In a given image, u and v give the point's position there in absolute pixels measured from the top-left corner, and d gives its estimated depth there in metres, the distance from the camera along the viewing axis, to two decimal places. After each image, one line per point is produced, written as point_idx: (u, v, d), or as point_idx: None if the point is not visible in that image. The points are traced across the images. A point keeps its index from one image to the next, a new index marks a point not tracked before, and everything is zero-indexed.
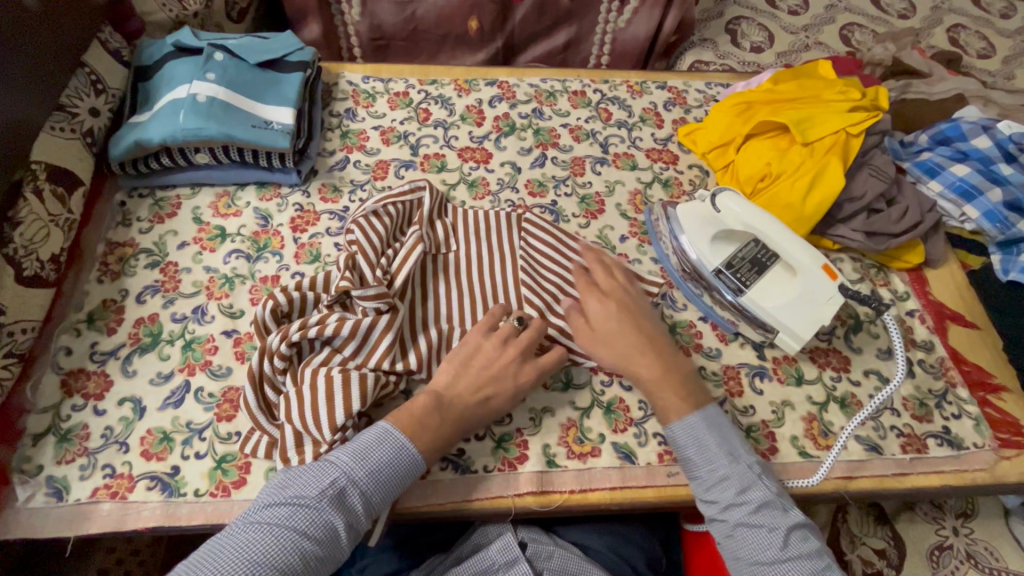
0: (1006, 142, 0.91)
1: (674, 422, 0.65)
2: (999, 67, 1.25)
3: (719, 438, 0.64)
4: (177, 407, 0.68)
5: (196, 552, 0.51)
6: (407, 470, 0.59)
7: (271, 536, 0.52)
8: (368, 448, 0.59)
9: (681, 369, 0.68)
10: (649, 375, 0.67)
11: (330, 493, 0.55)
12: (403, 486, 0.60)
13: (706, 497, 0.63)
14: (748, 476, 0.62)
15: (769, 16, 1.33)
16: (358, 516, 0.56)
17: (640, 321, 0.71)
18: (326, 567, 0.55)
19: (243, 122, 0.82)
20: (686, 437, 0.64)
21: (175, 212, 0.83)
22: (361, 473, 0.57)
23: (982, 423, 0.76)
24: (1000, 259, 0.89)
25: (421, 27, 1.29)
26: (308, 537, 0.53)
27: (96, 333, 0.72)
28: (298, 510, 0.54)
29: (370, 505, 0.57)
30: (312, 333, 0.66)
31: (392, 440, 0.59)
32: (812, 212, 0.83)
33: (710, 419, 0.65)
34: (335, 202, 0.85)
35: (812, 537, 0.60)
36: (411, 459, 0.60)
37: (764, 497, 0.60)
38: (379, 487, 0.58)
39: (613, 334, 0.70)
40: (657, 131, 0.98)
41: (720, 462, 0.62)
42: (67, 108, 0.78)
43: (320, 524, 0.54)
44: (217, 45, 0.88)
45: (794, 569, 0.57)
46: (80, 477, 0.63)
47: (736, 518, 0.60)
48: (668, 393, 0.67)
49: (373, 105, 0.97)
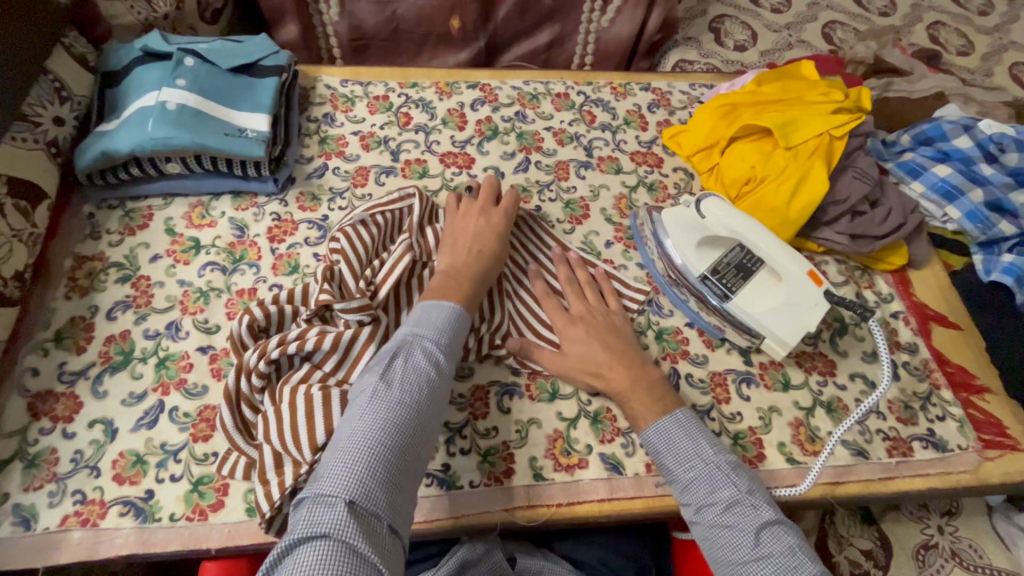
0: (987, 142, 0.91)
1: (645, 431, 0.65)
2: (978, 64, 1.26)
3: (686, 436, 0.63)
4: (151, 428, 0.65)
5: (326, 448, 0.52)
6: (456, 317, 0.63)
7: (376, 394, 0.54)
8: (414, 316, 0.63)
9: (649, 378, 0.68)
10: (617, 386, 0.68)
11: (407, 349, 0.58)
12: (461, 332, 0.63)
13: (682, 501, 0.62)
14: (718, 474, 0.60)
15: (752, 14, 1.32)
16: (439, 356, 0.59)
17: (609, 338, 0.71)
18: (438, 406, 0.57)
19: (215, 130, 0.79)
20: (657, 441, 0.64)
21: (146, 224, 0.80)
22: (421, 330, 0.61)
23: (966, 424, 0.76)
24: (983, 259, 0.89)
25: (402, 27, 1.27)
26: (403, 383, 0.55)
27: (64, 352, 0.69)
28: (388, 370, 0.56)
29: (445, 348, 0.60)
30: (290, 349, 0.64)
31: (431, 304, 0.64)
32: (797, 216, 0.82)
33: (677, 421, 0.64)
34: (314, 210, 0.83)
35: (788, 534, 0.57)
36: (454, 308, 0.64)
37: (733, 495, 0.59)
38: (444, 332, 0.61)
39: (581, 358, 0.70)
40: (641, 133, 0.97)
41: (692, 460, 0.62)
42: (28, 117, 0.75)
43: (414, 373, 0.56)
44: (187, 49, 0.85)
45: (766, 569, 0.54)
46: (49, 504, 0.61)
47: (708, 519, 0.59)
48: (634, 401, 0.67)
49: (352, 110, 0.94)
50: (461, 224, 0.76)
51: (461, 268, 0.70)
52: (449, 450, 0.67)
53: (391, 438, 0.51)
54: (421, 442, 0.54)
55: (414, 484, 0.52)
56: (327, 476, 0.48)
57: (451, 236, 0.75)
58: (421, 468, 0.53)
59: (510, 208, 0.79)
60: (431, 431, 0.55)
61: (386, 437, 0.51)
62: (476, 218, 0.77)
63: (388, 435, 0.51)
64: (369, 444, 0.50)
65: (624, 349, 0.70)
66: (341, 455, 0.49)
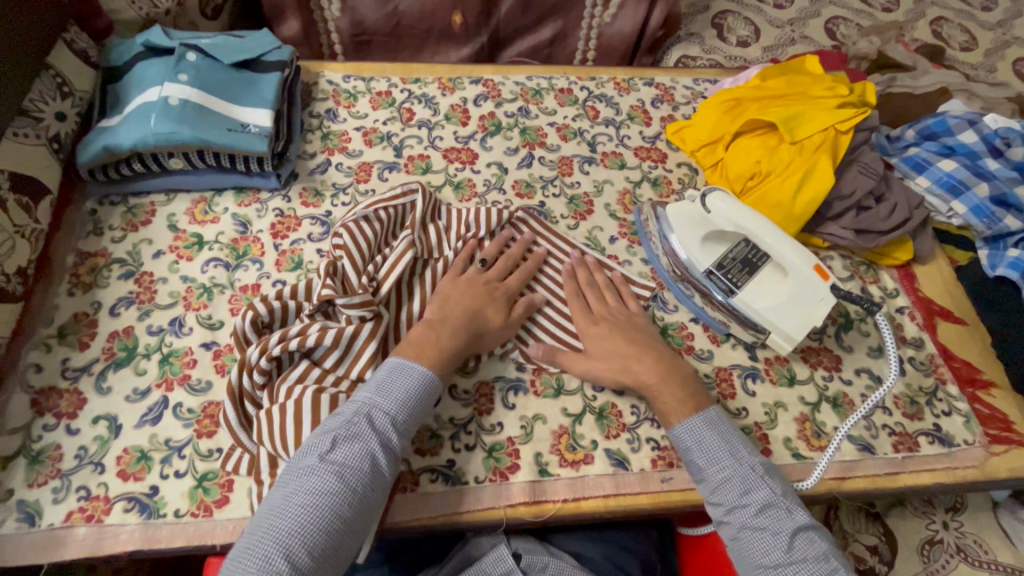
0: (992, 137, 0.91)
1: (676, 427, 0.64)
2: (982, 59, 1.25)
3: (719, 437, 0.63)
4: (155, 424, 0.65)
5: (252, 524, 0.51)
6: (422, 387, 0.61)
7: (311, 476, 0.53)
8: (378, 380, 0.60)
9: (682, 373, 0.68)
10: (648, 378, 0.67)
11: (360, 423, 0.56)
12: (425, 402, 0.61)
13: (711, 501, 0.61)
14: (752, 476, 0.60)
15: (755, 10, 1.32)
16: (391, 435, 0.57)
17: (625, 332, 0.71)
18: (379, 490, 0.55)
19: (217, 126, 0.79)
20: (689, 439, 0.63)
21: (149, 220, 0.80)
22: (379, 401, 0.59)
23: (972, 419, 0.76)
24: (988, 255, 0.88)
25: (405, 23, 1.26)
26: (346, 466, 0.54)
27: (68, 348, 0.69)
28: (332, 448, 0.55)
29: (400, 424, 0.58)
30: (293, 344, 0.64)
31: (401, 367, 0.62)
32: (802, 211, 0.82)
33: (711, 421, 0.64)
34: (317, 206, 0.83)
35: (820, 539, 0.57)
36: (425, 376, 0.62)
37: (767, 498, 0.59)
38: (402, 406, 0.59)
39: (608, 354, 0.70)
40: (645, 128, 0.97)
41: (724, 461, 0.61)
42: (31, 113, 0.75)
43: (359, 454, 0.55)
44: (189, 44, 0.85)
45: (800, 573, 0.54)
46: (53, 500, 0.61)
47: (740, 520, 0.58)
48: (667, 396, 0.66)
49: (354, 105, 0.94)
50: (460, 283, 0.72)
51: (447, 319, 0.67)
52: (453, 446, 0.67)
53: (317, 533, 0.50)
54: (350, 533, 0.52)
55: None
56: (238, 569, 0.47)
57: (442, 290, 0.71)
58: (345, 559, 0.52)
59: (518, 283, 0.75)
60: (365, 519, 0.54)
61: (309, 532, 0.50)
62: (464, 281, 0.72)
63: (313, 529, 0.50)
64: (289, 541, 0.49)
65: (650, 345, 0.70)
66: (257, 547, 0.49)
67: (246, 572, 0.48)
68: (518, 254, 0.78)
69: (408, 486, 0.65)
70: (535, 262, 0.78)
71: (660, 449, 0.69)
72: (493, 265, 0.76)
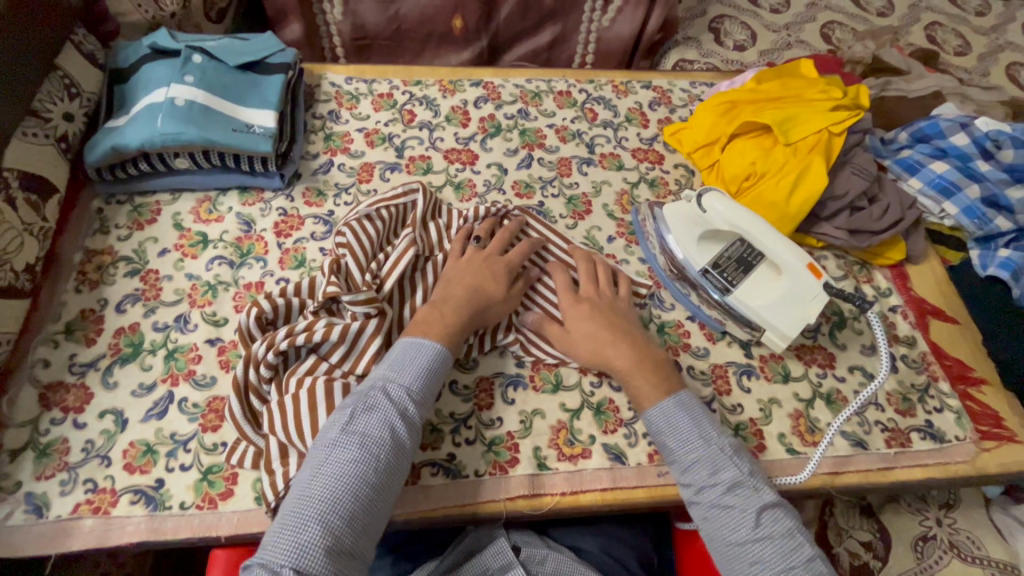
0: (983, 139, 0.92)
1: (647, 410, 0.66)
2: (975, 64, 1.27)
3: (689, 419, 0.64)
4: (161, 419, 0.66)
5: (284, 500, 0.53)
6: (435, 359, 0.63)
7: (336, 448, 0.54)
8: (390, 357, 0.62)
9: (654, 358, 0.69)
10: (621, 364, 0.68)
11: (376, 396, 0.58)
12: (438, 374, 0.63)
13: (681, 481, 0.62)
14: (721, 456, 0.61)
15: (751, 14, 1.33)
16: (409, 405, 0.59)
17: (614, 317, 0.72)
18: (402, 458, 0.57)
19: (223, 126, 0.80)
20: (661, 422, 0.64)
21: (154, 219, 0.81)
22: (392, 375, 0.60)
23: (963, 415, 0.77)
24: (978, 255, 0.91)
25: (405, 26, 1.28)
26: (367, 436, 0.55)
27: (74, 344, 0.70)
28: (352, 421, 0.56)
29: (416, 395, 0.60)
30: (298, 340, 0.65)
31: (411, 343, 0.63)
32: (796, 211, 0.83)
33: (681, 403, 0.65)
34: (320, 205, 0.84)
35: (785, 516, 0.58)
36: (436, 349, 0.63)
37: (735, 477, 0.60)
38: (417, 377, 0.61)
39: (586, 337, 0.70)
40: (643, 130, 0.98)
41: (693, 442, 0.62)
42: (40, 113, 0.76)
43: (379, 424, 0.56)
44: (195, 47, 0.86)
45: (765, 549, 0.56)
46: (61, 493, 0.62)
47: (709, 499, 0.59)
48: (640, 380, 0.67)
49: (357, 107, 0.96)
50: (462, 264, 0.74)
51: (450, 299, 0.69)
52: (454, 439, 0.68)
53: (345, 501, 0.51)
54: (378, 499, 0.54)
55: (367, 541, 0.52)
56: (275, 538, 0.49)
57: (447, 273, 0.73)
58: (377, 524, 0.54)
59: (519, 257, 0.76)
60: (392, 485, 0.55)
61: (339, 498, 0.51)
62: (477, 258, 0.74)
63: (342, 494, 0.52)
64: (320, 509, 0.50)
65: (630, 331, 0.71)
66: (291, 517, 0.50)
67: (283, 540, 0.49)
68: (514, 231, 0.79)
69: (408, 480, 0.66)
70: (535, 242, 0.79)
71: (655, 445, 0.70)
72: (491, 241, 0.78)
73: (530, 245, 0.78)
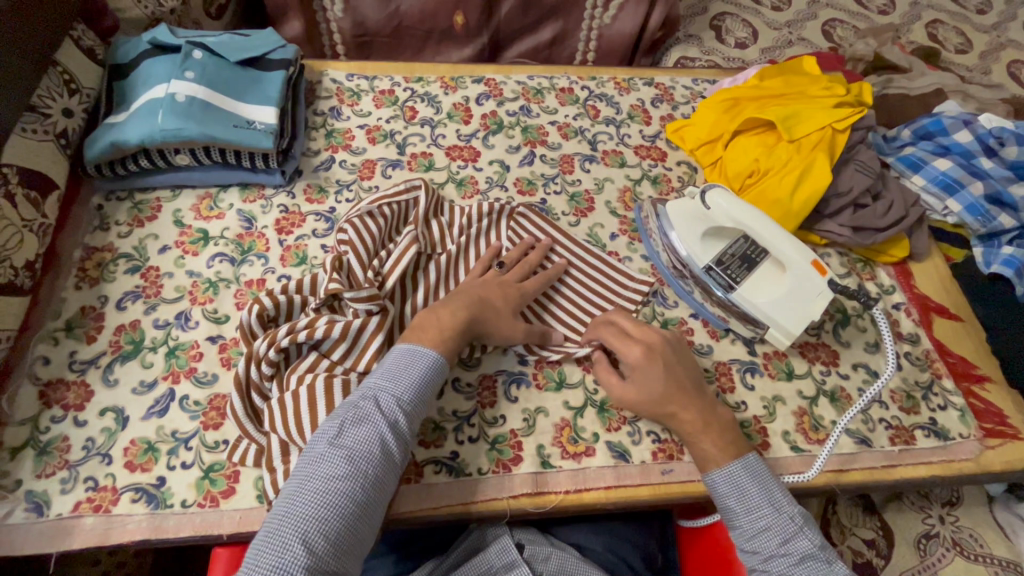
0: (986, 136, 0.92)
1: (713, 471, 0.63)
2: (976, 62, 1.27)
3: (758, 484, 0.61)
4: (162, 416, 0.66)
5: (268, 516, 0.51)
6: (429, 368, 0.61)
7: (322, 462, 0.53)
8: (384, 367, 0.61)
9: (721, 418, 0.66)
10: (689, 424, 0.65)
11: (367, 408, 0.57)
12: (433, 385, 0.62)
13: (746, 548, 0.61)
14: (791, 526, 0.59)
15: (753, 12, 1.33)
16: (400, 416, 0.58)
17: (678, 373, 0.67)
18: (391, 471, 0.56)
19: (223, 123, 0.80)
20: (726, 485, 0.62)
21: (154, 215, 0.81)
22: (385, 386, 0.59)
23: (967, 412, 0.77)
24: (983, 252, 0.90)
25: (406, 23, 1.27)
26: (356, 450, 0.54)
27: (75, 341, 0.70)
28: (341, 433, 0.55)
29: (408, 405, 0.58)
30: (301, 337, 0.65)
31: (407, 352, 0.62)
32: (800, 208, 0.83)
33: (748, 466, 0.62)
34: (321, 202, 0.84)
35: None
36: (431, 358, 0.62)
37: (807, 548, 0.58)
38: (409, 387, 0.59)
39: (649, 386, 0.66)
40: (645, 127, 0.98)
41: (763, 511, 0.60)
42: (38, 109, 0.75)
43: (368, 438, 0.55)
44: (195, 42, 0.85)
45: None
46: (61, 491, 0.61)
47: (778, 570, 0.58)
48: (708, 442, 0.64)
49: (358, 103, 0.95)
50: (478, 282, 0.72)
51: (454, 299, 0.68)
52: (457, 438, 0.68)
53: (331, 518, 0.50)
54: (364, 515, 0.52)
55: (353, 557, 0.51)
56: (257, 555, 0.48)
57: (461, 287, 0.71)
58: (364, 539, 0.52)
59: (532, 289, 0.74)
60: (379, 501, 0.54)
61: (324, 513, 0.50)
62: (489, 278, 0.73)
63: (327, 512, 0.50)
64: (304, 528, 0.49)
65: (694, 381, 0.68)
66: (273, 535, 0.48)
67: (265, 559, 0.47)
68: (538, 260, 0.78)
69: (411, 477, 0.65)
70: (554, 270, 0.78)
71: (660, 443, 0.70)
72: (512, 268, 0.77)
73: (550, 276, 0.77)
